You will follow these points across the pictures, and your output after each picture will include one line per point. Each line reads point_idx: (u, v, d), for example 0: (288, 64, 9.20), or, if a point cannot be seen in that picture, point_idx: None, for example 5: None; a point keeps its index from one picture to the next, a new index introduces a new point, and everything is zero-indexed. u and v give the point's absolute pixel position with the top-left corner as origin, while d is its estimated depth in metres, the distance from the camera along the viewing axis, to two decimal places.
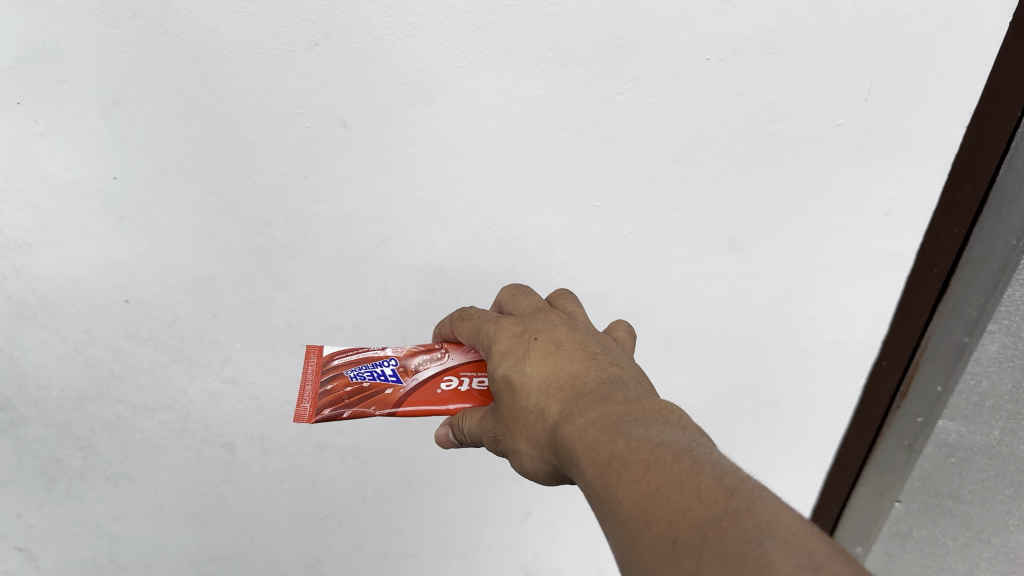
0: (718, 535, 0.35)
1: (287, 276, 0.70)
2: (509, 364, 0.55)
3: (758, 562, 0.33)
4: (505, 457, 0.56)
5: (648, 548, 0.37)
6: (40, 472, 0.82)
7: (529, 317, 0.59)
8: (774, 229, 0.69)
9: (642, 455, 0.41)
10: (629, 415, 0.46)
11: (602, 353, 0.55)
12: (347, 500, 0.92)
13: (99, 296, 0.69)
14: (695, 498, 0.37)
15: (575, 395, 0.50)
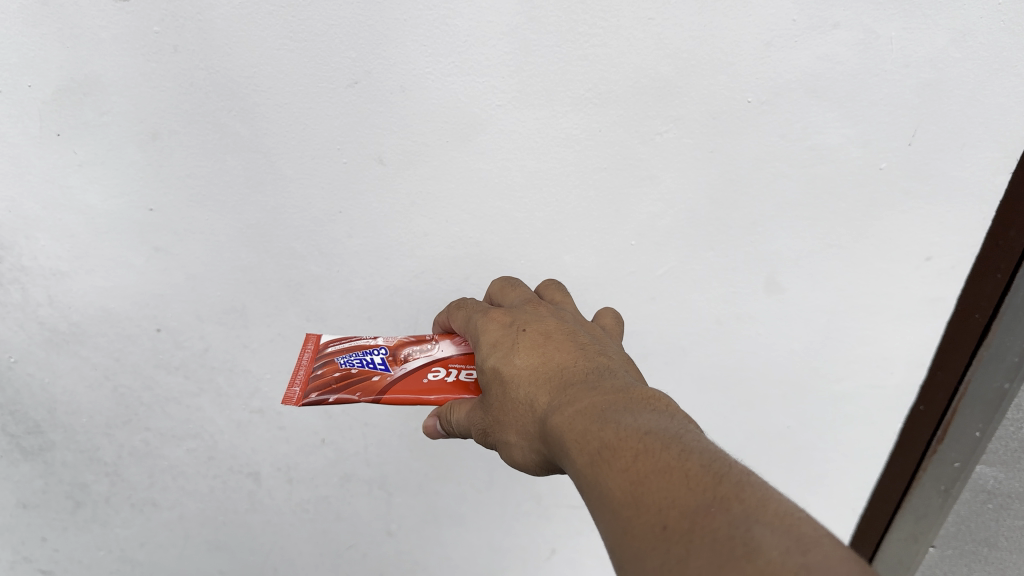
0: (705, 520, 0.32)
1: (319, 308, 0.70)
2: (499, 357, 0.54)
3: (746, 547, 0.30)
4: (494, 449, 0.55)
5: (636, 537, 0.34)
6: (66, 497, 0.82)
7: (519, 310, 0.58)
8: (812, 272, 0.68)
9: (631, 444, 0.39)
10: (620, 406, 0.44)
11: (592, 346, 0.54)
12: (372, 532, 0.92)
13: (131, 325, 0.69)
14: (682, 484, 0.35)
15: (566, 388, 0.49)
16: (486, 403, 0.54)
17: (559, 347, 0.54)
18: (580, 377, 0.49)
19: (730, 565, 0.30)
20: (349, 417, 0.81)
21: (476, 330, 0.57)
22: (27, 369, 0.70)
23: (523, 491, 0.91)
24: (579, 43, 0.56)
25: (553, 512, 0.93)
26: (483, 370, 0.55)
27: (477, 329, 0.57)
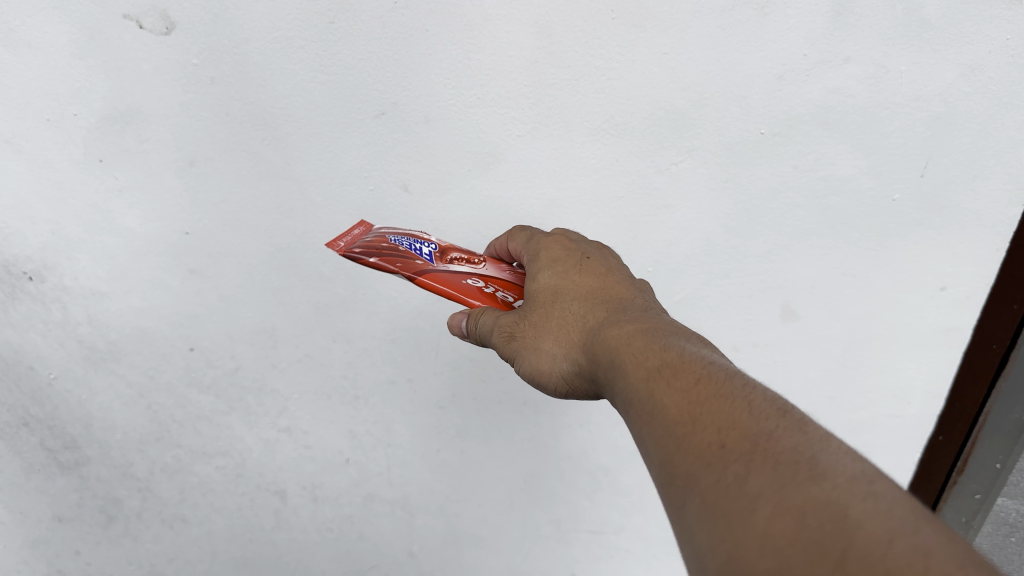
0: (770, 445, 0.32)
1: (345, 330, 0.73)
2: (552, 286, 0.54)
3: (812, 470, 0.30)
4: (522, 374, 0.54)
5: (691, 454, 0.34)
6: (100, 510, 0.86)
7: (577, 245, 0.58)
8: (828, 300, 0.69)
9: (694, 370, 0.39)
10: (682, 340, 0.44)
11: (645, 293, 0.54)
12: (394, 552, 0.93)
13: (165, 344, 0.73)
14: (746, 412, 0.35)
15: (623, 316, 0.49)
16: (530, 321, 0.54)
17: (615, 287, 0.54)
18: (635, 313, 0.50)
19: (793, 485, 0.29)
20: (373, 438, 0.82)
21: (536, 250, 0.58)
22: (66, 386, 0.75)
23: (543, 516, 0.92)
24: (596, 77, 0.58)
25: (573, 537, 0.93)
26: (535, 282, 0.55)
27: (537, 248, 0.58)
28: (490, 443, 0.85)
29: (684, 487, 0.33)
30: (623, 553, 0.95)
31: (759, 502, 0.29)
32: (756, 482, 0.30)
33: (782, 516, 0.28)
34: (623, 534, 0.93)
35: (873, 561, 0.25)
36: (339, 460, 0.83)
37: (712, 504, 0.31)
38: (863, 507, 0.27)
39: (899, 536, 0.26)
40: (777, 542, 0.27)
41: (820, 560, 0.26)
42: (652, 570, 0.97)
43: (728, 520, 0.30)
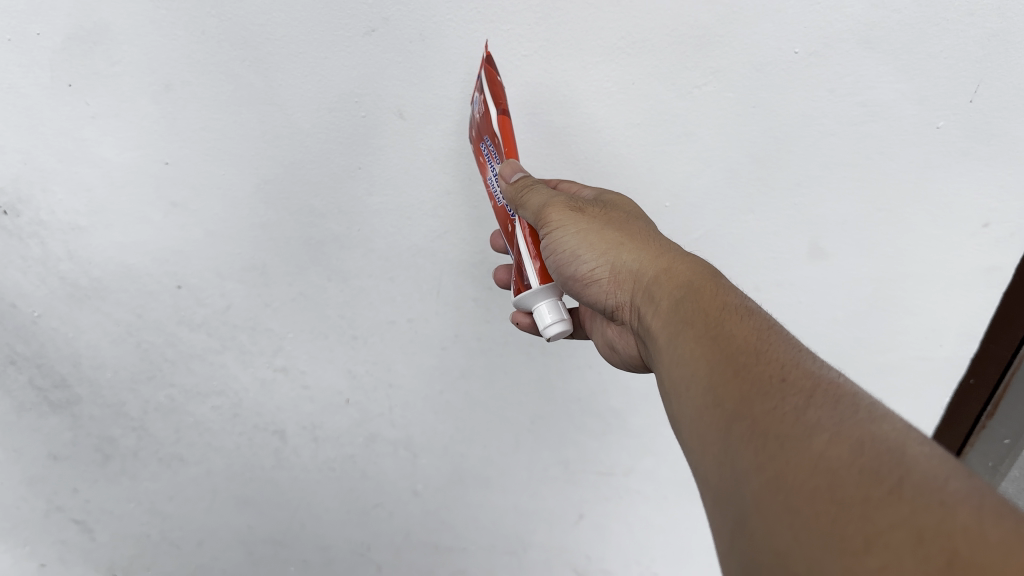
0: (826, 390, 0.36)
1: (340, 268, 0.68)
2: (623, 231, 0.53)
3: (870, 414, 0.34)
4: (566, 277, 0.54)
5: (748, 381, 0.38)
6: (96, 449, 0.83)
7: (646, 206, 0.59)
8: (860, 238, 0.64)
9: (753, 324, 0.43)
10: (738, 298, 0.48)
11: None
12: (398, 491, 0.91)
13: (152, 281, 0.69)
14: (850, 424, 0.33)
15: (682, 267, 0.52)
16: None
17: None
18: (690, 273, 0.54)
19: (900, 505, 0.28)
20: (374, 378, 0.78)
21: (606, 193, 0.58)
22: (51, 324, 0.71)
23: (551, 457, 0.88)
24: None
25: (581, 476, 0.90)
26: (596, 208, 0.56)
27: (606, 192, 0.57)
28: (496, 385, 0.81)
29: (736, 406, 0.37)
30: (633, 492, 0.92)
31: (817, 430, 0.33)
32: (813, 413, 0.34)
33: (839, 445, 0.32)
34: (634, 475, 0.90)
35: (926, 493, 0.29)
36: (339, 400, 0.80)
37: (762, 423, 0.35)
38: (919, 452, 0.31)
39: (952, 479, 0.30)
40: (831, 463, 0.31)
41: (874, 483, 0.30)
42: (663, 510, 0.94)
43: (780, 439, 0.33)
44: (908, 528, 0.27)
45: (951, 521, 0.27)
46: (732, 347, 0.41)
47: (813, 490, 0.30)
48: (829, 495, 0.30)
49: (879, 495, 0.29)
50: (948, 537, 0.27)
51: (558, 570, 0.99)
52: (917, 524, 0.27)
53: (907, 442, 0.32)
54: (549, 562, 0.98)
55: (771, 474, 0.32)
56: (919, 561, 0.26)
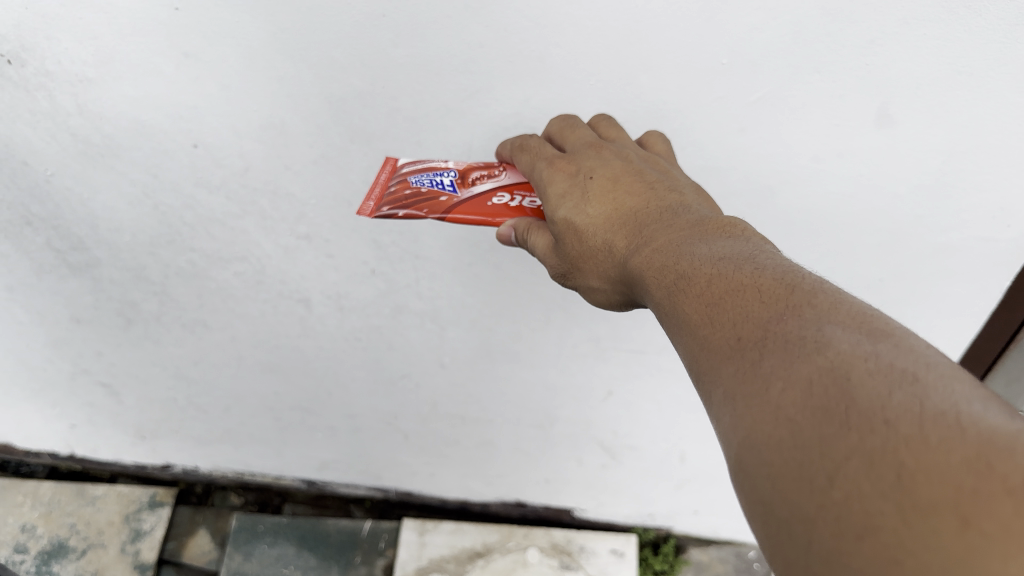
0: (779, 329, 0.33)
1: (364, 128, 0.63)
2: (571, 208, 0.52)
3: (817, 341, 0.31)
4: (576, 292, 0.56)
5: (712, 349, 0.35)
6: (118, 313, 0.86)
7: (583, 156, 0.54)
8: (934, 103, 0.55)
9: (705, 271, 0.39)
10: (695, 238, 0.44)
11: (661, 183, 0.52)
12: (424, 363, 0.89)
13: (167, 139, 0.65)
14: (800, 359, 0.31)
15: (643, 230, 0.48)
16: (561, 249, 0.54)
17: (631, 191, 0.51)
18: (656, 216, 0.49)
19: (855, 457, 0.27)
20: (400, 249, 0.74)
21: (541, 182, 0.55)
22: (64, 184, 0.71)
23: (580, 334, 0.81)
24: None
25: (611, 355, 0.83)
26: (555, 221, 0.53)
27: (541, 181, 0.55)
28: (526, 262, 0.73)
29: (709, 378, 0.34)
30: (664, 373, 0.84)
31: (772, 380, 0.31)
32: (767, 361, 0.32)
33: (794, 389, 0.30)
34: (665, 355, 0.82)
35: (871, 415, 0.27)
36: (364, 270, 0.77)
37: (733, 391, 0.32)
38: (866, 365, 0.29)
39: (898, 388, 0.28)
40: (787, 413, 0.30)
41: (827, 422, 0.28)
42: (691, 391, 0.86)
43: (745, 400, 0.31)
44: (861, 456, 0.27)
45: (894, 437, 0.26)
46: (687, 312, 0.38)
47: (778, 446, 0.29)
48: (792, 449, 0.29)
49: (832, 433, 0.28)
50: (895, 454, 0.26)
51: (585, 443, 0.98)
52: (867, 451, 0.27)
53: (855, 356, 0.30)
54: (576, 437, 0.97)
55: (744, 436, 0.30)
56: (880, 492, 0.26)
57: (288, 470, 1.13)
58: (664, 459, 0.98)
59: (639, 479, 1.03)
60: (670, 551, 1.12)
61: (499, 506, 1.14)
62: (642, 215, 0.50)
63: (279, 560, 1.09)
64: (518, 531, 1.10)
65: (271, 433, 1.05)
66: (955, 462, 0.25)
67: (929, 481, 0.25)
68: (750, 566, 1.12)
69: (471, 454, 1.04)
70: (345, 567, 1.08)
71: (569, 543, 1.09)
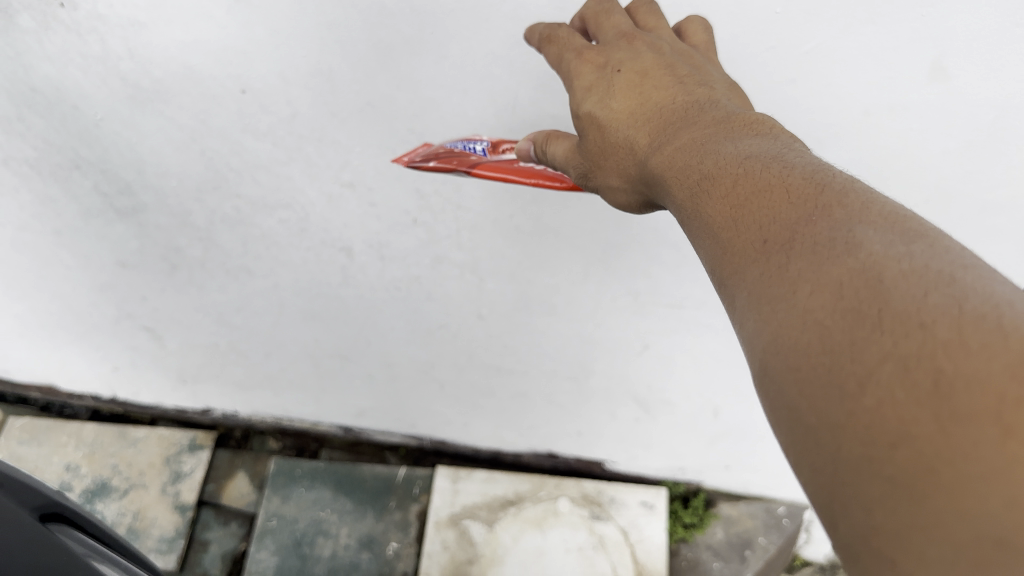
0: (807, 230, 0.33)
1: (411, 76, 0.62)
2: (596, 101, 0.53)
3: (847, 242, 0.31)
4: (595, 191, 0.57)
5: (736, 252, 0.35)
6: (163, 258, 0.88)
7: (613, 48, 0.54)
8: (991, 56, 0.54)
9: (731, 172, 0.39)
10: (720, 136, 0.44)
11: (691, 77, 0.51)
12: (463, 314, 0.90)
13: (216, 85, 0.66)
14: (829, 259, 0.30)
15: (670, 132, 0.48)
16: (584, 146, 0.55)
17: (658, 86, 0.52)
18: (683, 117, 0.49)
19: (885, 361, 0.26)
20: (442, 199, 0.74)
21: (568, 74, 0.55)
22: (113, 129, 0.72)
23: (619, 288, 0.81)
24: None
25: (650, 310, 0.83)
26: (582, 116, 0.54)
27: (569, 73, 0.54)
28: (568, 212, 0.73)
29: (732, 281, 0.34)
30: (702, 327, 0.84)
31: (800, 282, 0.31)
32: (796, 264, 0.31)
33: (822, 293, 0.30)
34: (704, 308, 0.81)
35: (906, 317, 0.27)
36: (406, 219, 0.77)
37: (758, 293, 0.32)
38: (899, 268, 0.28)
39: (933, 289, 0.27)
40: (814, 315, 0.29)
41: (857, 324, 0.28)
42: (729, 346, 0.86)
43: (771, 302, 0.31)
44: (893, 361, 0.26)
45: (930, 343, 0.25)
46: (713, 215, 0.37)
47: (804, 350, 0.29)
48: (818, 352, 0.28)
49: (865, 337, 0.27)
50: (932, 359, 0.25)
51: (619, 397, 0.99)
52: (901, 356, 0.26)
53: (889, 257, 0.29)
54: (609, 390, 0.98)
55: (769, 339, 0.30)
56: (914, 399, 0.25)
57: (326, 417, 1.16)
58: (697, 414, 0.99)
59: (671, 433, 1.04)
60: (700, 505, 1.12)
61: (531, 457, 1.15)
62: (668, 111, 0.50)
63: (316, 504, 1.12)
64: (550, 482, 1.12)
65: (310, 379, 1.07)
66: (996, 367, 0.24)
67: (967, 387, 0.24)
68: (780, 522, 1.11)
69: (505, 405, 1.05)
70: (380, 512, 1.12)
71: (599, 495, 1.10)
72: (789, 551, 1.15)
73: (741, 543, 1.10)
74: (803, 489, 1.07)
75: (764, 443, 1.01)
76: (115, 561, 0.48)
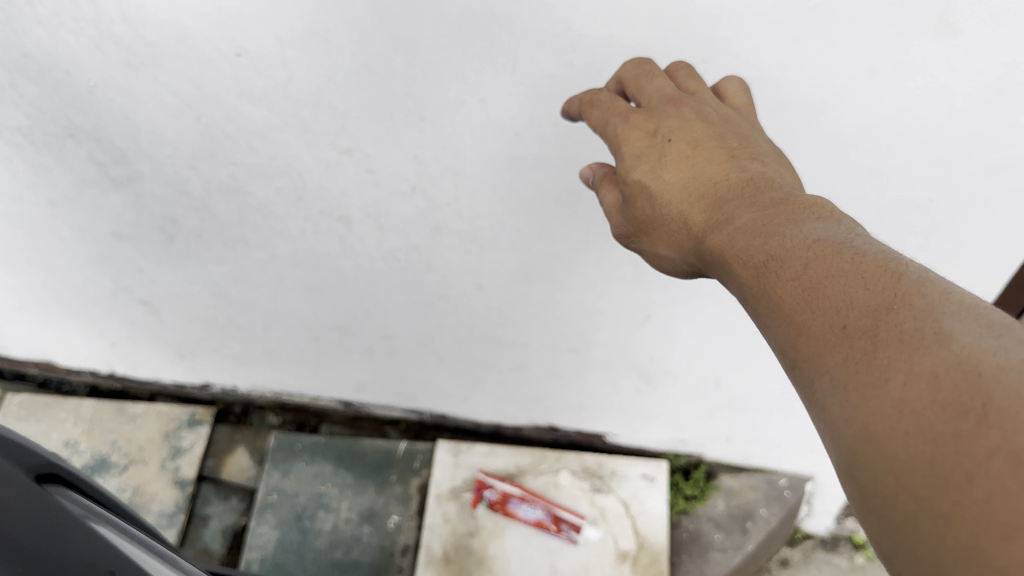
0: (891, 321, 0.33)
1: (408, 37, 0.61)
2: (645, 170, 0.53)
3: (936, 334, 0.31)
4: (640, 253, 0.57)
5: (814, 339, 0.35)
6: (159, 229, 0.87)
7: (660, 113, 0.53)
8: (1002, 15, 0.52)
9: (800, 255, 0.39)
10: (784, 218, 0.44)
11: (742, 149, 0.52)
12: (463, 285, 0.89)
13: (210, 48, 0.65)
14: (920, 354, 0.31)
15: (726, 208, 0.48)
16: (631, 210, 0.55)
17: (710, 157, 0.52)
18: (741, 194, 0.49)
19: (995, 455, 0.27)
20: (441, 165, 0.73)
21: (614, 140, 0.53)
22: (106, 95, 0.71)
23: (620, 256, 0.80)
24: None
25: (652, 278, 0.82)
26: (630, 182, 0.53)
27: (615, 139, 0.53)
28: (569, 177, 0.72)
29: (814, 369, 0.35)
30: (702, 296, 0.83)
31: (892, 374, 0.31)
32: (885, 355, 0.32)
33: (918, 386, 0.30)
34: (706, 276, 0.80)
35: (1013, 410, 0.28)
36: (404, 186, 0.76)
37: (844, 381, 0.33)
38: (996, 358, 0.29)
39: None
40: (912, 406, 0.30)
41: (960, 417, 0.29)
42: (731, 314, 0.85)
43: (861, 393, 0.32)
44: (1002, 453, 0.27)
45: None
46: (787, 301, 0.38)
47: (906, 446, 0.30)
48: (920, 445, 0.29)
49: (971, 431, 0.28)
50: None
51: (620, 368, 0.98)
52: (1013, 450, 0.27)
53: (982, 348, 0.30)
54: (610, 361, 0.97)
55: (862, 428, 0.31)
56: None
57: (325, 391, 1.15)
58: (698, 385, 0.98)
59: (671, 404, 1.03)
60: (701, 478, 1.13)
61: (533, 430, 1.15)
62: (723, 185, 0.51)
63: (317, 478, 1.12)
64: (551, 455, 1.12)
65: (309, 353, 1.06)
66: None
67: None
68: (782, 494, 1.10)
69: (506, 377, 1.05)
70: (381, 486, 1.12)
71: (600, 467, 1.11)
72: (791, 522, 1.15)
73: (742, 515, 1.09)
74: (804, 460, 1.06)
75: (766, 414, 1.00)
76: (114, 521, 0.47)
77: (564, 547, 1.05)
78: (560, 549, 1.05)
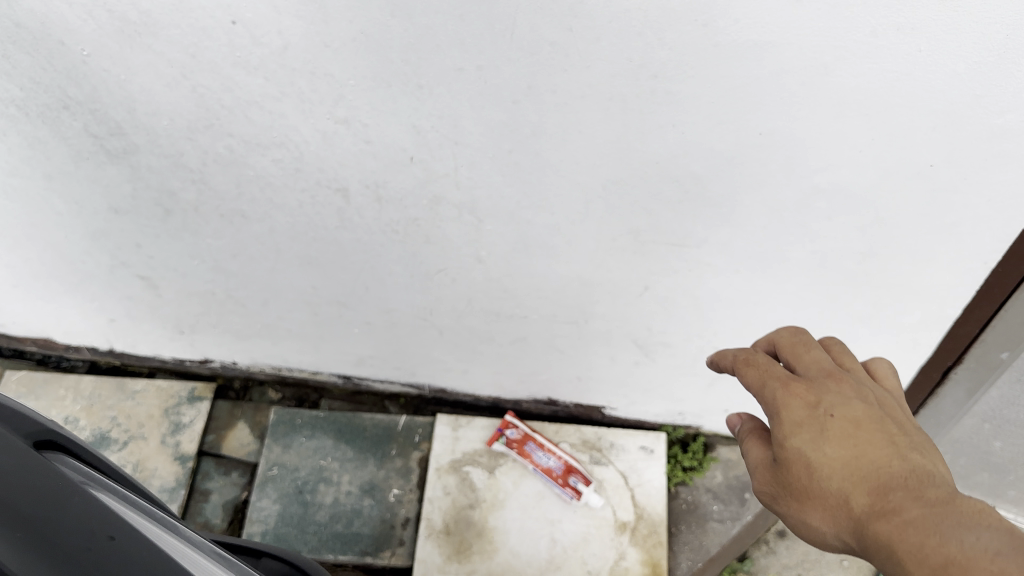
0: None
1: (405, 3, 0.60)
2: (808, 442, 0.58)
3: None
4: (785, 518, 0.60)
5: None
6: (156, 203, 0.87)
7: (820, 386, 0.61)
8: None
9: (981, 564, 0.43)
10: (956, 518, 0.48)
11: (903, 437, 0.58)
12: (462, 258, 0.89)
13: (205, 16, 0.64)
14: None
15: (889, 496, 0.53)
16: (782, 476, 0.59)
17: (871, 441, 0.57)
18: (905, 482, 0.53)
19: None
20: (439, 135, 0.73)
21: (776, 402, 0.60)
22: (101, 66, 0.71)
23: (619, 227, 0.80)
24: None
25: (650, 249, 0.82)
26: (786, 448, 0.59)
27: (775, 401, 0.60)
28: (567, 145, 0.71)
29: None
30: (701, 266, 0.83)
31: None
32: None
33: None
34: (705, 247, 0.80)
35: None
36: (402, 157, 0.76)
37: None
38: None
39: None
40: None
41: None
42: (730, 284, 0.85)
43: None
44: None
45: None
46: None
47: None
48: None
49: None
50: None
51: (619, 341, 0.98)
52: None
53: None
54: (609, 333, 0.97)
55: None
56: None
57: (325, 365, 1.15)
58: (696, 356, 0.98)
59: (670, 376, 1.03)
60: (699, 449, 1.13)
61: (531, 404, 1.15)
62: (886, 475, 0.54)
63: (318, 452, 1.12)
64: (550, 428, 1.13)
65: (308, 327, 1.06)
66: None
67: None
68: None
69: (506, 350, 1.05)
70: (381, 459, 1.12)
71: (599, 440, 1.13)
72: None
73: (739, 486, 1.11)
74: None
75: None
76: (113, 489, 0.47)
77: (563, 517, 1.06)
78: (559, 520, 1.06)
